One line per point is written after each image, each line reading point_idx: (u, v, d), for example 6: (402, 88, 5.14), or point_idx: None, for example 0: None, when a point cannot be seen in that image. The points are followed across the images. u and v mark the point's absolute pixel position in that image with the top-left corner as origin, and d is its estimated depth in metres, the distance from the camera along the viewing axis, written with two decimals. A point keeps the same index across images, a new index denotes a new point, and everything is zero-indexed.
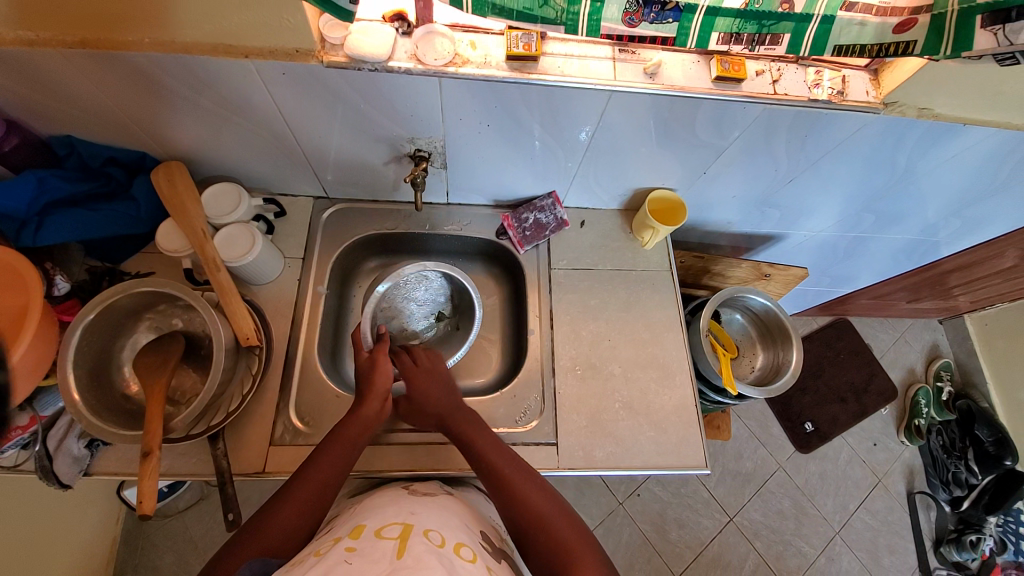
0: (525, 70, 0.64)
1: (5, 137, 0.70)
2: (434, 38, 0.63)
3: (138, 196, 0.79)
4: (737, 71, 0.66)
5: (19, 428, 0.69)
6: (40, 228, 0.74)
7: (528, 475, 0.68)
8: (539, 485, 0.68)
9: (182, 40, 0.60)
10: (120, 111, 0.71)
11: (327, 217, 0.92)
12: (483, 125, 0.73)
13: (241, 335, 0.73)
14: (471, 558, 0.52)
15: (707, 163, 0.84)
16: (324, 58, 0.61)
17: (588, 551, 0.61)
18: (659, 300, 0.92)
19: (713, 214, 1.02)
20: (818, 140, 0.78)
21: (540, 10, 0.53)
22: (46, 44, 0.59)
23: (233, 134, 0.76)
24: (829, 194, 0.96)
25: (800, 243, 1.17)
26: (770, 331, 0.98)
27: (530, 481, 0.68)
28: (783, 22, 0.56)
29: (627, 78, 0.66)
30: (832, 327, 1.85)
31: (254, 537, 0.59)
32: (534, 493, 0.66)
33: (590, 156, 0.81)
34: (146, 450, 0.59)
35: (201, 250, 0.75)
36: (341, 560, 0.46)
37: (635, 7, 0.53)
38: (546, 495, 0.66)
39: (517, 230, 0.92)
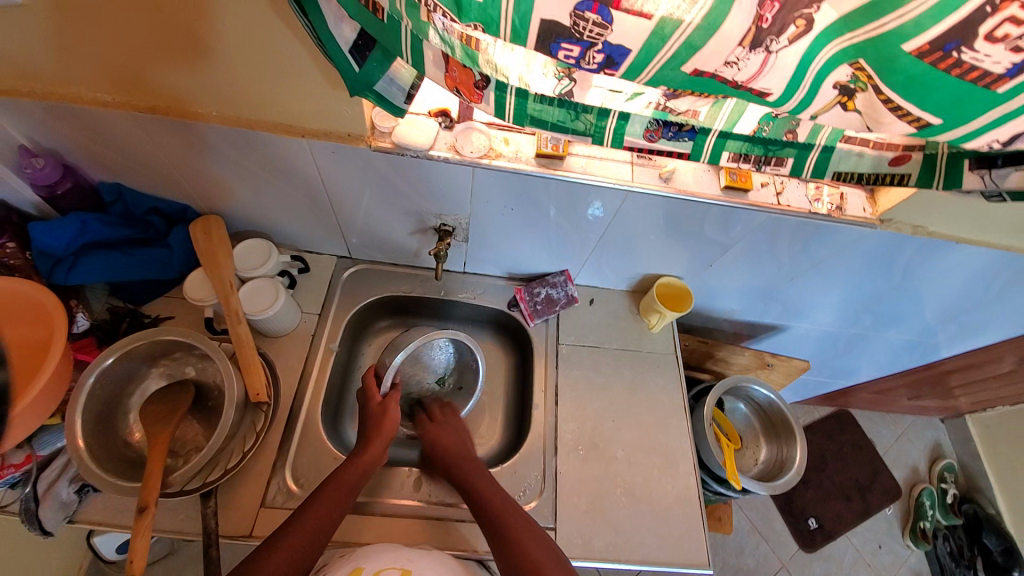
0: (552, 166, 0.70)
1: (59, 181, 0.75)
2: (472, 133, 0.70)
3: (173, 243, 0.82)
4: (744, 182, 0.72)
5: (13, 465, 0.67)
6: (73, 267, 0.77)
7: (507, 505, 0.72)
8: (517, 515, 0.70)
9: (247, 118, 0.66)
10: (175, 167, 0.76)
11: (347, 276, 0.95)
12: (507, 208, 0.79)
13: (252, 391, 0.74)
14: None
15: (713, 257, 0.89)
16: (373, 144, 0.67)
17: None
18: (664, 383, 0.93)
19: (718, 301, 1.06)
20: (818, 247, 0.84)
21: (571, 122, 0.59)
22: (121, 106, 0.66)
23: (272, 194, 0.81)
24: (830, 292, 1.00)
25: (802, 335, 1.20)
26: (773, 424, 0.98)
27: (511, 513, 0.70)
28: (787, 148, 0.62)
29: (644, 181, 0.72)
30: (834, 418, 1.83)
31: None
32: (513, 527, 0.68)
33: (604, 241, 0.86)
34: (142, 505, 0.57)
35: (225, 302, 0.78)
36: None
37: (655, 126, 0.60)
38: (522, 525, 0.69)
39: (528, 303, 0.96)
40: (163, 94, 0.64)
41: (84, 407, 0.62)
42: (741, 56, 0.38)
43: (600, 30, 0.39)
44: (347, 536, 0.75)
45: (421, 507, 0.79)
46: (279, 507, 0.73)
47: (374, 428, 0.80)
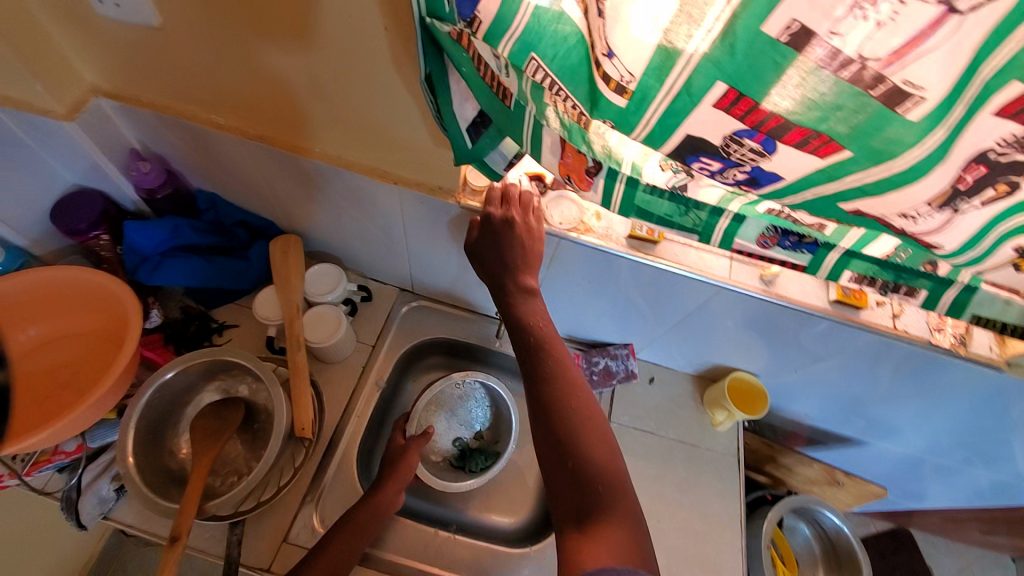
0: (643, 249, 0.66)
1: (161, 186, 0.78)
2: (564, 201, 0.67)
3: (251, 257, 0.84)
4: (858, 298, 0.65)
5: (65, 453, 0.71)
6: (156, 268, 0.80)
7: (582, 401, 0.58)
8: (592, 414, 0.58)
9: (344, 157, 0.67)
10: (266, 187, 0.78)
11: (406, 311, 0.94)
12: (583, 279, 0.75)
13: (297, 424, 0.72)
14: None
15: (800, 363, 0.80)
16: (461, 201, 0.65)
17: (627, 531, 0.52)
18: (720, 489, 0.84)
19: (790, 403, 0.96)
20: (927, 378, 0.74)
21: (679, 217, 0.54)
22: (230, 129, 0.68)
23: (350, 223, 0.81)
24: (924, 420, 0.88)
25: (878, 454, 1.06)
26: (839, 560, 0.86)
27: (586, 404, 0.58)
28: (920, 279, 0.54)
29: (741, 279, 0.66)
30: (891, 537, 1.62)
31: None
32: (594, 438, 0.56)
33: (680, 326, 0.80)
34: (175, 534, 0.57)
35: (290, 324, 0.78)
36: None
37: (772, 234, 0.54)
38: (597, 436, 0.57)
39: (584, 371, 0.90)
40: (268, 84, 0.59)
41: (138, 419, 0.64)
42: (923, 213, 0.33)
43: (756, 156, 0.35)
44: None
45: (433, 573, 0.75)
46: (301, 546, 0.71)
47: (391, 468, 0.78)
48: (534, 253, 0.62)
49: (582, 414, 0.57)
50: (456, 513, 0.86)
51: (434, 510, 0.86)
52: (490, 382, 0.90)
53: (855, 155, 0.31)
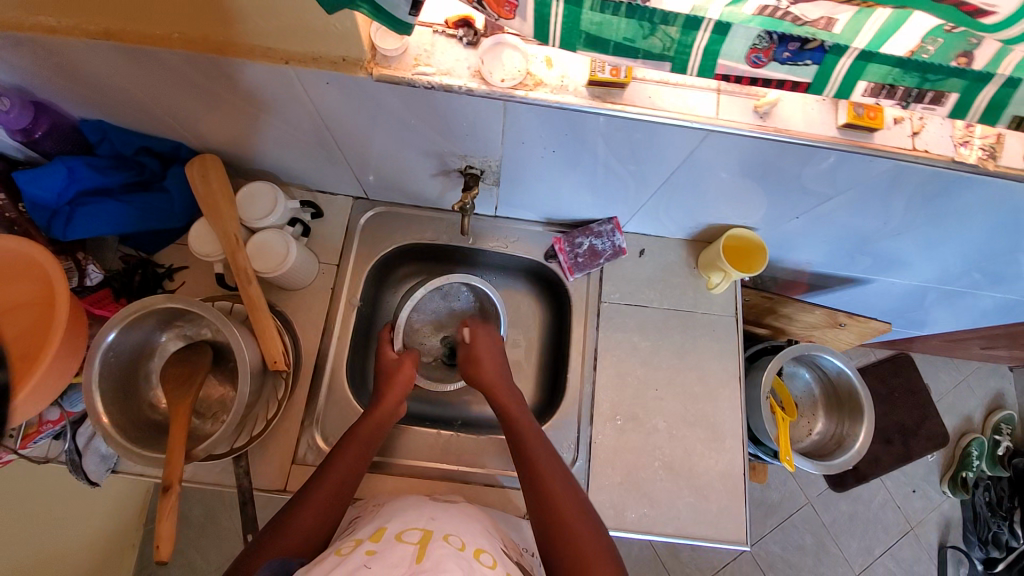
0: (608, 98, 0.54)
1: (34, 124, 0.65)
2: (503, 51, 0.53)
3: (170, 188, 0.74)
4: (874, 118, 0.54)
5: (49, 421, 0.68)
6: (70, 220, 0.69)
7: (547, 449, 0.67)
8: (555, 463, 0.66)
9: (220, 41, 0.52)
10: (150, 101, 0.64)
11: (366, 221, 0.85)
12: (546, 150, 0.64)
13: (269, 358, 0.69)
14: (490, 565, 0.55)
15: (804, 208, 0.72)
16: (373, 71, 0.52)
17: (595, 548, 0.58)
18: (719, 350, 0.83)
19: (792, 253, 0.90)
20: (945, 202, 0.65)
21: (643, 41, 0.41)
22: (68, 32, 0.52)
23: (267, 130, 0.68)
24: (936, 249, 0.81)
25: (884, 289, 1.02)
26: (839, 399, 0.87)
27: (550, 461, 0.66)
28: (950, 79, 0.42)
29: (731, 116, 0.54)
30: (891, 361, 1.68)
31: (272, 539, 0.59)
32: (571, 502, 0.62)
33: (665, 188, 0.71)
34: (167, 484, 0.56)
35: (233, 258, 0.70)
36: (361, 564, 0.51)
37: (766, 45, 0.41)
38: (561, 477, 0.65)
39: (568, 255, 0.83)
40: None
41: (101, 377, 0.60)
42: None
43: None
44: (374, 493, 0.75)
45: (444, 468, 0.78)
46: (309, 464, 0.72)
47: (385, 382, 0.76)
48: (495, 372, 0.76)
49: (560, 485, 0.63)
50: (459, 410, 0.88)
51: (437, 411, 0.88)
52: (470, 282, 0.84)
53: None
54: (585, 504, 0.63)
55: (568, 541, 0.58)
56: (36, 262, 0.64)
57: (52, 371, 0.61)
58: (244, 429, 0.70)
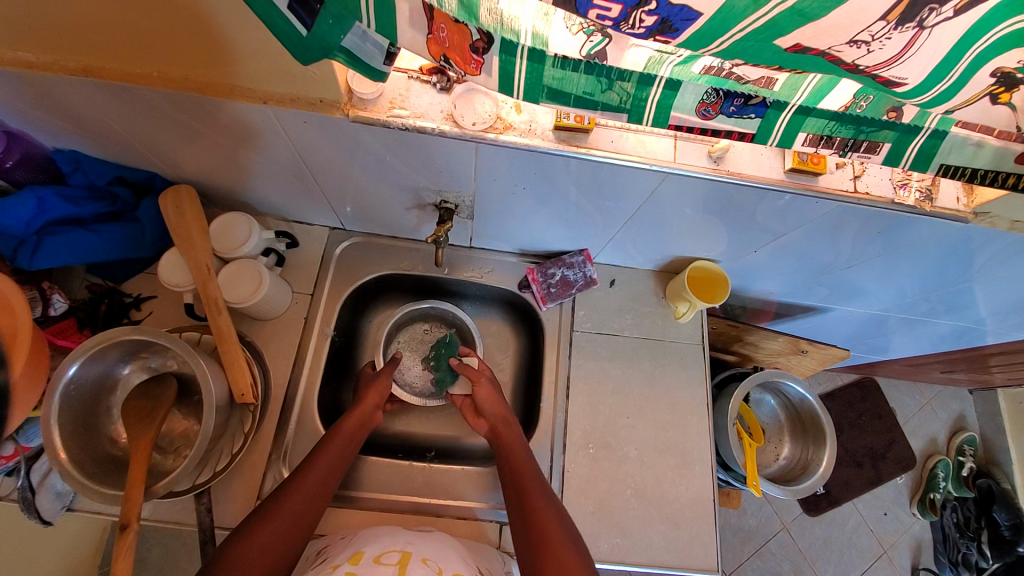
0: (573, 142, 0.57)
1: (5, 154, 0.66)
2: (476, 97, 0.56)
3: (143, 218, 0.73)
4: (817, 163, 0.58)
5: (3, 457, 0.66)
6: (37, 249, 0.68)
7: (549, 500, 0.66)
8: (556, 514, 0.64)
9: (200, 80, 0.54)
10: (128, 133, 0.64)
11: (342, 251, 0.86)
12: (519, 187, 0.67)
13: (236, 390, 0.67)
14: None
15: (760, 243, 0.76)
16: (349, 113, 0.54)
17: None
18: (687, 378, 0.85)
19: (756, 283, 0.94)
20: (889, 239, 0.70)
21: (601, 95, 0.45)
22: (46, 68, 0.53)
23: (241, 161, 0.68)
24: (886, 281, 0.87)
25: (843, 317, 1.07)
26: (802, 422, 0.90)
27: (552, 513, 0.64)
28: (884, 131, 0.47)
29: (688, 160, 0.58)
30: (857, 386, 1.74)
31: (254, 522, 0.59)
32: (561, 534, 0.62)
33: (633, 223, 0.74)
34: (124, 522, 0.54)
35: (204, 289, 0.70)
36: None
37: (713, 99, 0.46)
38: (561, 527, 0.63)
39: (541, 285, 0.85)
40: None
41: (60, 412, 0.58)
42: (879, 34, 0.28)
43: None
44: (342, 529, 0.73)
45: (416, 502, 0.77)
46: None
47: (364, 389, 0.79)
48: (491, 397, 0.79)
49: (546, 517, 0.63)
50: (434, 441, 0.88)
51: (410, 442, 0.87)
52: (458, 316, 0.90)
53: None
54: (574, 534, 0.63)
55: (558, 567, 0.58)
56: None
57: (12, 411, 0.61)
58: (207, 464, 0.67)
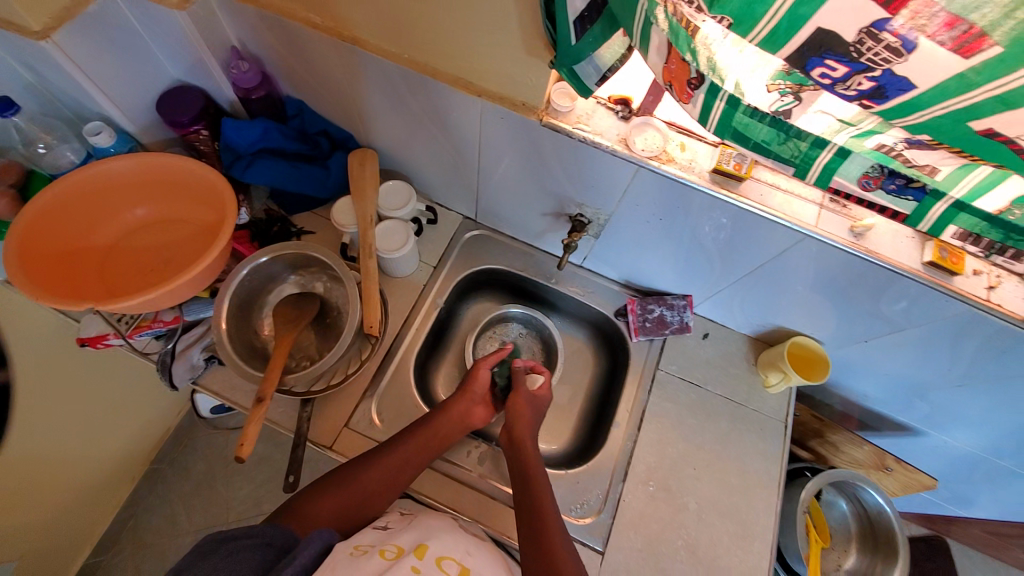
0: (725, 186, 0.63)
1: (255, 88, 0.83)
2: (648, 129, 0.65)
3: (331, 166, 0.88)
4: (954, 264, 0.59)
5: (163, 321, 0.79)
6: (248, 166, 0.85)
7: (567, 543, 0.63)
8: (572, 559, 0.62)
9: (434, 67, 0.67)
10: (352, 96, 0.79)
11: (468, 238, 0.97)
12: (654, 217, 0.73)
13: (366, 321, 0.78)
14: None
15: (871, 333, 0.76)
16: (543, 119, 0.65)
17: None
18: (763, 450, 0.84)
19: (850, 381, 0.92)
20: (1018, 363, 0.68)
21: (777, 145, 0.52)
22: (328, 32, 0.69)
23: (426, 140, 0.82)
24: (1000, 416, 0.82)
25: (937, 447, 1.00)
26: (875, 536, 0.85)
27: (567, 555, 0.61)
28: None
29: (829, 229, 0.62)
30: (925, 542, 1.55)
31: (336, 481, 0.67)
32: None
33: (747, 280, 0.77)
34: (261, 397, 0.64)
35: (363, 233, 0.83)
36: None
37: (877, 174, 0.51)
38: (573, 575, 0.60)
39: (637, 317, 0.90)
40: None
41: (229, 304, 0.72)
42: None
43: (891, 57, 0.34)
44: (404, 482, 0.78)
45: (473, 479, 0.80)
46: (364, 438, 0.77)
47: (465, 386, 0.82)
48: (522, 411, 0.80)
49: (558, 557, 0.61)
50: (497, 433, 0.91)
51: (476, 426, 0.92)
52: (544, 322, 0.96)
53: (1004, 53, 0.31)
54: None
55: None
56: (216, 190, 0.79)
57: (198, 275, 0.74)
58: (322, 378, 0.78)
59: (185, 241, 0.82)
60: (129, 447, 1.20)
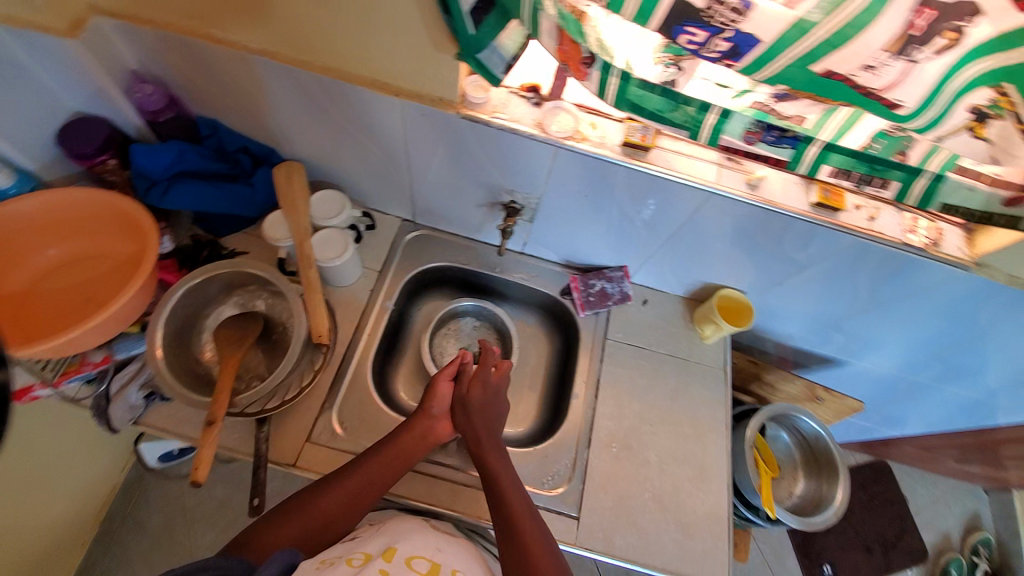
0: (635, 156, 0.69)
1: (163, 110, 0.81)
2: (560, 113, 0.70)
3: (257, 183, 0.87)
4: (837, 201, 0.69)
5: (92, 363, 0.75)
6: (166, 191, 0.82)
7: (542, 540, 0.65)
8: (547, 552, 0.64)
9: (347, 71, 0.69)
10: (269, 109, 0.79)
11: (410, 240, 0.98)
12: (580, 194, 0.78)
13: (314, 331, 0.78)
14: None
15: (783, 276, 0.85)
16: (461, 111, 0.68)
17: None
18: (708, 397, 0.91)
19: (776, 324, 1.01)
20: (902, 282, 0.79)
21: (669, 113, 0.58)
22: (234, 46, 0.69)
23: (351, 146, 0.83)
24: (899, 334, 0.94)
25: (858, 373, 1.12)
26: (817, 461, 0.94)
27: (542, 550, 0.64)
28: (893, 170, 0.58)
29: (730, 184, 0.69)
30: (871, 467, 1.68)
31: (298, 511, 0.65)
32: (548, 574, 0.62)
33: (672, 243, 0.84)
34: (210, 420, 0.63)
35: (300, 245, 0.82)
36: None
37: (756, 129, 0.58)
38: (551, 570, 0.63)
39: (582, 293, 0.95)
40: None
41: (162, 335, 0.69)
42: (883, 62, 0.39)
43: (736, 16, 0.40)
44: None
45: (444, 469, 0.81)
46: (324, 446, 0.77)
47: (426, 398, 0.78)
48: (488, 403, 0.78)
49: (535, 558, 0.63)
50: None
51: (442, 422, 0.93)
52: (495, 312, 0.99)
53: None
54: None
55: None
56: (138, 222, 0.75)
57: (126, 306, 0.70)
58: (269, 397, 0.75)
59: (107, 276, 0.77)
60: (68, 514, 1.10)
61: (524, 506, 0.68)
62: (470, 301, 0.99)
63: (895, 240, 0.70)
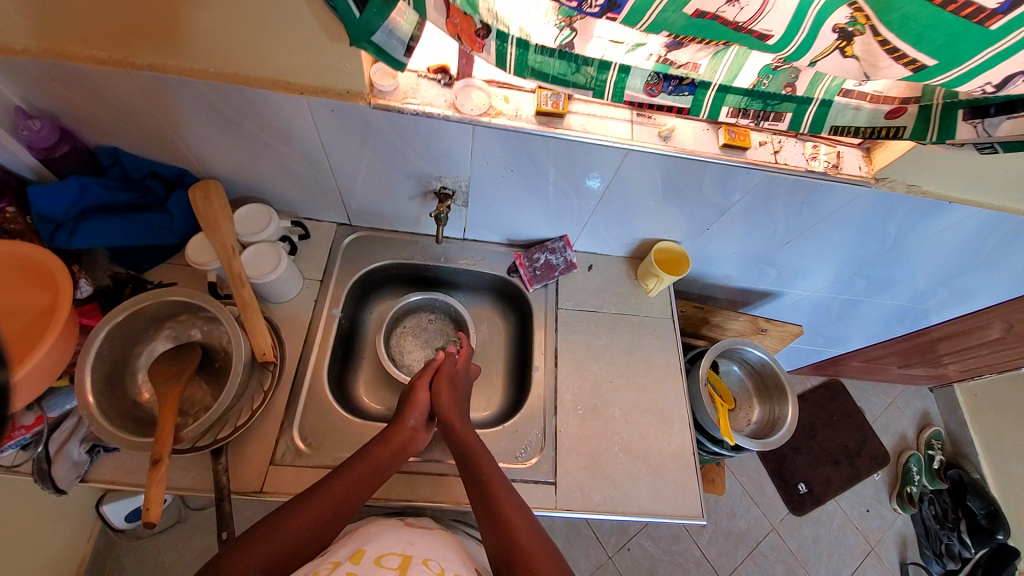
0: (552, 124, 0.70)
1: (57, 144, 0.74)
2: (472, 91, 0.70)
3: (172, 208, 0.82)
4: (742, 140, 0.73)
5: (24, 427, 0.69)
6: (74, 231, 0.76)
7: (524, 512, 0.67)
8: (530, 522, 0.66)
9: (246, 75, 0.66)
10: (170, 127, 0.74)
11: (348, 243, 0.96)
12: (507, 170, 0.79)
13: (258, 350, 0.76)
14: None
15: (710, 221, 0.90)
16: (372, 101, 0.67)
17: None
18: (662, 345, 0.95)
19: (713, 268, 1.07)
20: (814, 208, 0.85)
21: (572, 75, 0.59)
22: (117, 64, 0.64)
23: (267, 155, 0.79)
24: (823, 257, 1.01)
25: (797, 300, 1.21)
26: (767, 386, 1.01)
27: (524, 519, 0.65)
28: (785, 102, 0.62)
29: (643, 139, 0.73)
30: (825, 387, 1.82)
31: (264, 536, 0.60)
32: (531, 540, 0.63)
33: (603, 205, 0.87)
34: (156, 458, 0.60)
35: (228, 267, 0.79)
36: None
37: (656, 80, 0.61)
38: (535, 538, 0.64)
39: (528, 268, 0.96)
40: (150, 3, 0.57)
41: (91, 381, 0.65)
42: None
43: None
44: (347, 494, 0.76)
45: (416, 463, 0.81)
46: (287, 465, 0.74)
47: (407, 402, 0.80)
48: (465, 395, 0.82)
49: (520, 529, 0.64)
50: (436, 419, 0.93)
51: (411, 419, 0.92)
52: (450, 303, 0.99)
53: None
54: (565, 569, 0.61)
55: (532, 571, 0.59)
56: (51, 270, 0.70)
57: (49, 356, 0.63)
58: (211, 431, 0.71)
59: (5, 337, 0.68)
60: None
61: (503, 485, 0.69)
62: (422, 295, 0.99)
63: (799, 169, 0.75)
